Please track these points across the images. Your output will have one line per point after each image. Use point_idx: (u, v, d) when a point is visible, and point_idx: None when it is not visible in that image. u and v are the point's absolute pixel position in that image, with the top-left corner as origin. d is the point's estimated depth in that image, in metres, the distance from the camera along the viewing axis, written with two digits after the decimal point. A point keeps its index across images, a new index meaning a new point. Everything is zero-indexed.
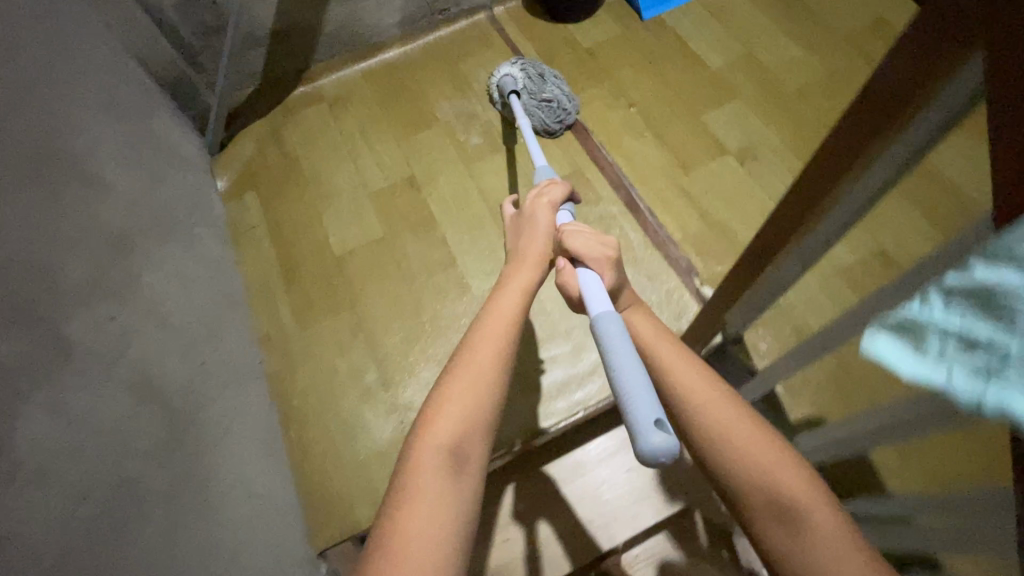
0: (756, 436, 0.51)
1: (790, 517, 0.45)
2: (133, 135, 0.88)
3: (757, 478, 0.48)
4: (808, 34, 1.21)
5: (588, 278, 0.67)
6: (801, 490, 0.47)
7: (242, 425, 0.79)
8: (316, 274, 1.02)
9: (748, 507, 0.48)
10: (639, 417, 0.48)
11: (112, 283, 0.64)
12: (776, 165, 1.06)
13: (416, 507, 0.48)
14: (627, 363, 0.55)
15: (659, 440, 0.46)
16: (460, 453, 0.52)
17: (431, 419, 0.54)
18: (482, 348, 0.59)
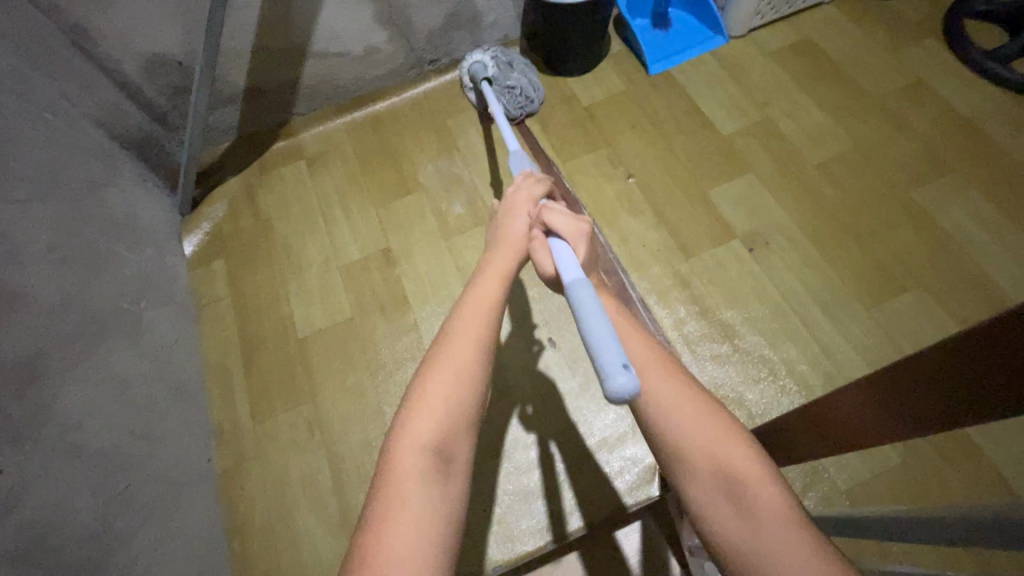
0: (702, 410, 0.47)
1: (745, 501, 0.42)
2: (80, 215, 0.82)
3: (710, 458, 0.44)
4: (834, 97, 1.08)
5: (561, 248, 0.59)
6: (750, 467, 0.43)
7: (174, 549, 0.72)
8: (277, 357, 0.95)
9: (694, 488, 0.45)
10: (602, 355, 0.43)
11: (13, 418, 0.57)
12: (789, 253, 0.94)
13: (397, 522, 0.40)
14: (587, 307, 0.49)
15: (625, 379, 0.41)
16: (442, 452, 0.45)
17: (409, 415, 0.46)
18: (468, 330, 0.50)
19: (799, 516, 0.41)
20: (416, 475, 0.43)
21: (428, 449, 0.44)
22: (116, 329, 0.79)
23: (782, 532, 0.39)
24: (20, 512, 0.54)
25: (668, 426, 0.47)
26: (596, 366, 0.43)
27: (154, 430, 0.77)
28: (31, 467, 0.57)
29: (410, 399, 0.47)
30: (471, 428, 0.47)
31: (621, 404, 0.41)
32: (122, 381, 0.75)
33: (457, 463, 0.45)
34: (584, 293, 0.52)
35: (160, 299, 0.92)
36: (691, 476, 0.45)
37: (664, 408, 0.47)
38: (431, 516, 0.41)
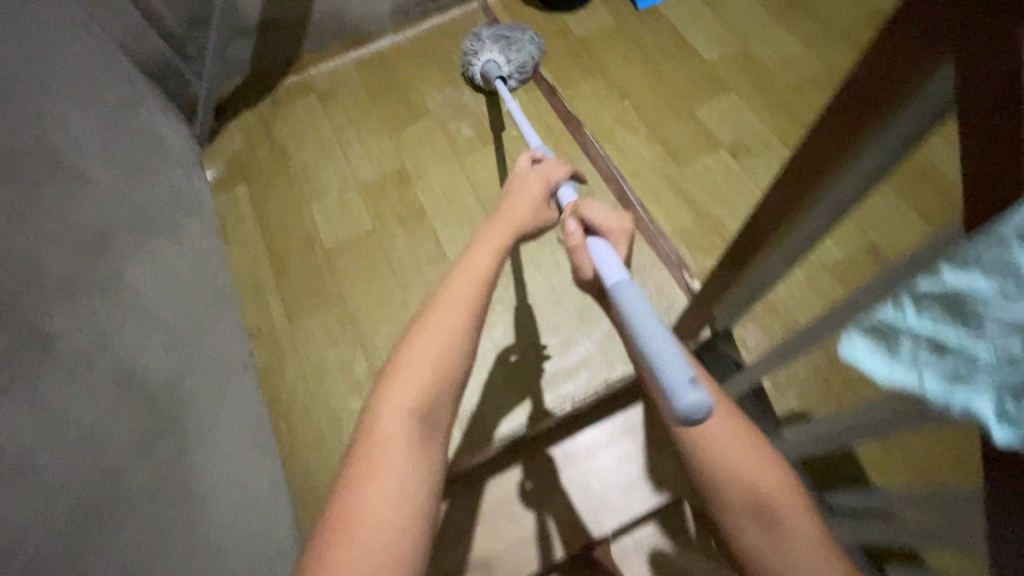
0: (747, 446, 0.50)
1: (774, 526, 0.46)
2: (118, 124, 0.87)
3: (744, 484, 0.48)
4: (804, 27, 1.19)
5: (598, 248, 0.57)
6: (785, 498, 0.47)
7: (233, 417, 0.79)
8: (305, 266, 1.02)
9: (731, 511, 0.49)
10: (665, 371, 0.40)
11: (97, 275, 0.63)
12: (767, 160, 1.05)
13: (378, 481, 0.48)
14: (639, 313, 0.46)
15: (696, 395, 0.38)
16: (425, 419, 0.53)
17: (394, 383, 0.54)
18: (452, 310, 0.57)
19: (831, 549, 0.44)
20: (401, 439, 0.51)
21: (413, 417, 0.52)
22: (162, 228, 0.84)
23: (808, 559, 0.44)
24: (113, 352, 0.61)
25: (712, 462, 0.50)
26: (664, 383, 0.40)
27: (204, 319, 0.84)
28: (115, 319, 0.63)
29: (395, 372, 0.54)
30: (450, 397, 0.55)
31: (694, 425, 0.38)
32: (172, 270, 0.81)
33: (439, 430, 0.53)
34: (629, 297, 0.48)
35: (193, 213, 0.98)
36: (730, 503, 0.49)
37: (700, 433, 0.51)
38: (411, 477, 0.49)
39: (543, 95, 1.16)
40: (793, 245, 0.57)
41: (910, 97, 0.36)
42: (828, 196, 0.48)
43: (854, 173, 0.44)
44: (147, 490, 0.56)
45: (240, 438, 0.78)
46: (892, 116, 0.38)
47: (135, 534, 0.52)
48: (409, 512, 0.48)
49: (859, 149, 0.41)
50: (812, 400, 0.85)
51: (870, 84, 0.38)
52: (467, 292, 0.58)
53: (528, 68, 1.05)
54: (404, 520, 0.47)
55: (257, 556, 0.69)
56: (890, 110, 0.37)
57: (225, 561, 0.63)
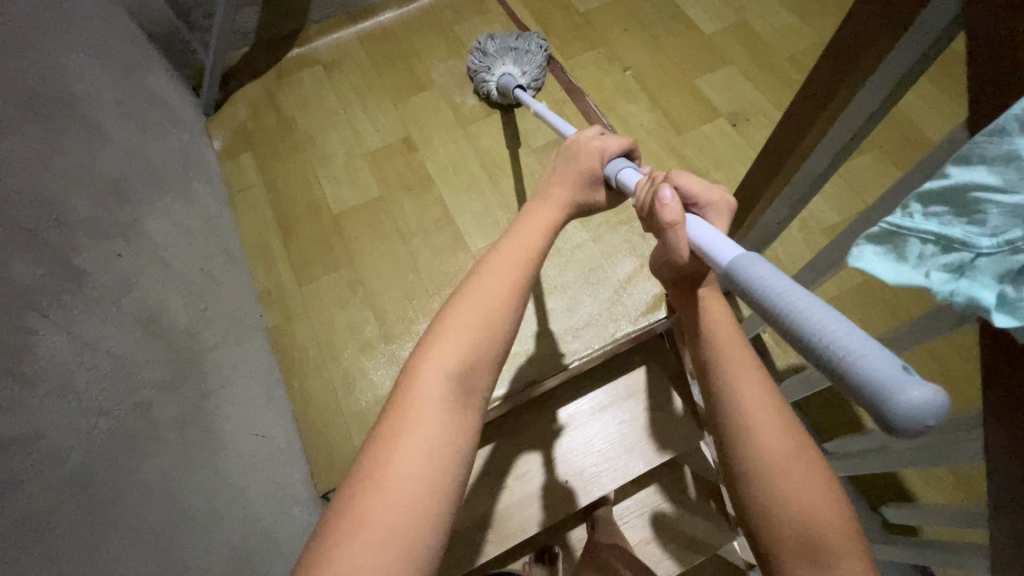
0: (813, 477, 0.43)
1: (824, 564, 0.40)
2: (128, 85, 0.87)
3: (802, 519, 0.41)
4: (800, 2, 1.22)
5: (704, 227, 0.48)
6: (845, 543, 0.40)
7: (248, 371, 0.80)
8: (314, 232, 1.03)
9: (775, 544, 0.42)
10: (868, 363, 0.28)
11: (117, 221, 0.64)
12: (766, 129, 1.08)
13: (409, 440, 0.47)
14: (778, 282, 0.36)
15: (920, 389, 0.27)
16: (463, 384, 0.52)
17: (434, 346, 0.53)
18: (498, 282, 0.57)
19: None
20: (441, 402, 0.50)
21: (451, 381, 0.51)
22: (173, 186, 0.85)
23: None
24: (136, 293, 0.62)
25: (768, 486, 0.43)
26: (853, 375, 0.29)
27: (217, 276, 0.85)
28: (137, 263, 0.64)
29: (437, 336, 0.54)
30: (490, 368, 0.54)
31: (910, 432, 0.27)
32: (185, 228, 0.82)
33: (475, 397, 0.52)
34: (765, 271, 0.38)
35: (202, 177, 0.98)
36: (775, 535, 0.42)
37: (759, 445, 0.44)
38: (445, 440, 0.48)
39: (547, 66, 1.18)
40: (792, 195, 0.61)
41: (901, 34, 0.41)
42: (821, 141, 0.53)
43: (849, 117, 0.49)
44: (174, 426, 0.57)
45: (255, 391, 0.79)
46: (884, 55, 0.43)
47: (164, 463, 0.54)
48: (441, 476, 0.46)
49: (851, 88, 0.47)
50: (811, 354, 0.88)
51: (868, 25, 0.43)
52: (512, 266, 0.59)
53: (538, 79, 1.10)
54: (436, 482, 0.46)
55: (274, 502, 0.71)
56: (881, 47, 0.43)
57: (246, 501, 0.65)
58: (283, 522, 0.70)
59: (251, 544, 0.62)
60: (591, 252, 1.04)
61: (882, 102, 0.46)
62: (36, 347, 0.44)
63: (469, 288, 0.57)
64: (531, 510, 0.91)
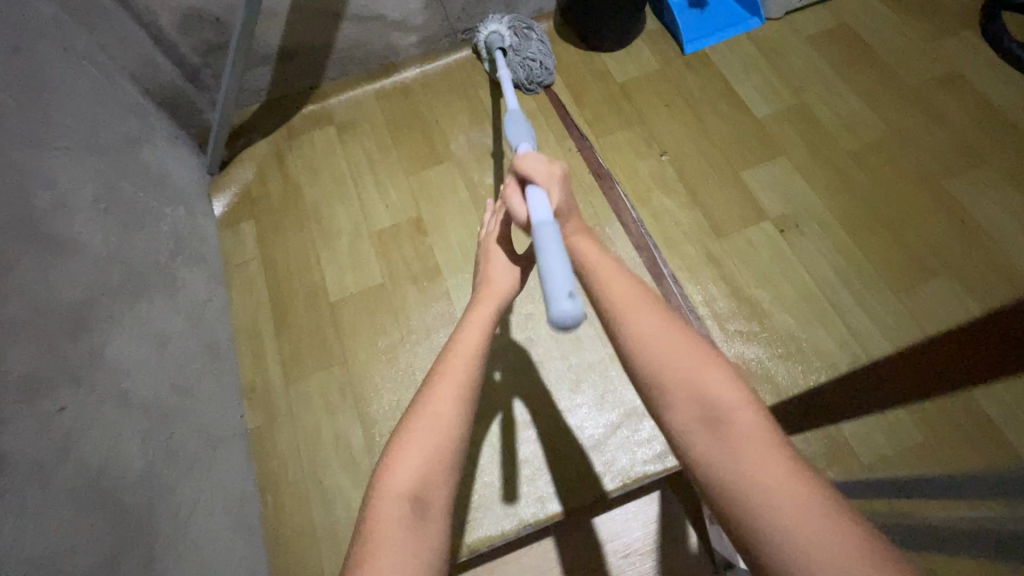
0: (679, 342, 0.47)
1: (720, 426, 0.41)
2: (118, 168, 0.81)
3: (682, 377, 0.44)
4: (869, 85, 1.08)
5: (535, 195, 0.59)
6: (727, 394, 0.43)
7: (215, 500, 0.73)
8: (308, 320, 0.96)
9: (666, 415, 0.44)
10: (551, 284, 0.46)
11: (69, 363, 0.58)
12: (819, 237, 0.95)
13: (379, 574, 0.42)
14: (546, 243, 0.51)
15: (568, 305, 0.44)
16: (418, 506, 0.47)
17: (388, 469, 0.49)
18: (448, 381, 0.54)
19: (786, 449, 0.39)
20: (398, 524, 0.45)
21: (405, 498, 0.47)
22: (155, 282, 0.79)
23: (760, 457, 0.38)
24: (78, 453, 0.55)
25: (641, 354, 0.47)
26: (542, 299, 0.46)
27: (193, 383, 0.78)
28: (88, 411, 0.58)
29: (389, 452, 0.50)
30: (448, 473, 0.49)
31: (564, 329, 0.44)
32: (162, 333, 0.76)
33: (434, 513, 0.47)
34: (548, 233, 0.53)
35: (194, 258, 0.92)
36: (661, 401, 0.45)
37: (635, 334, 0.48)
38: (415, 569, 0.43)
39: (575, 144, 1.07)
40: None
41: None
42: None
43: None
44: None
45: (220, 524, 0.72)
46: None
47: None
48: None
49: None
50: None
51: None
52: (464, 364, 0.55)
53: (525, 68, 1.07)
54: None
55: None
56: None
57: None
58: None
59: None
60: (608, 368, 0.94)
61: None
62: None
63: (423, 395, 0.53)
64: None
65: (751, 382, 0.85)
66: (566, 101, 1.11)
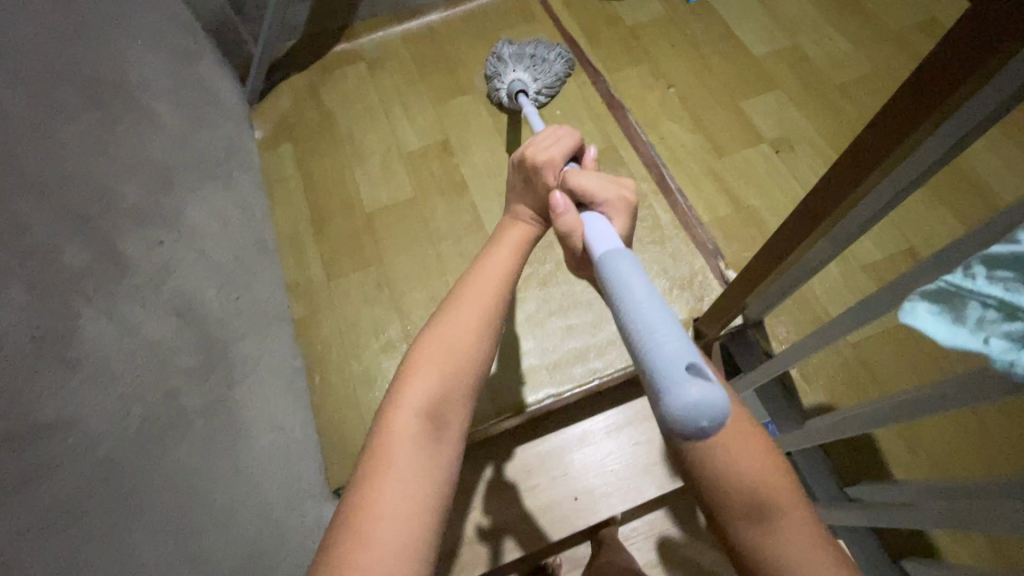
0: (743, 440, 0.51)
1: (768, 521, 0.49)
2: (181, 72, 0.90)
3: (743, 479, 0.50)
4: (856, 29, 1.19)
5: (601, 220, 0.60)
6: (780, 495, 0.50)
7: (273, 362, 0.81)
8: (345, 227, 1.04)
9: (726, 505, 0.51)
10: (658, 357, 0.36)
11: (161, 208, 0.66)
12: (809, 157, 1.05)
13: (394, 468, 0.54)
14: (638, 293, 0.42)
15: (691, 389, 0.34)
16: (434, 416, 0.58)
17: (408, 383, 0.60)
18: (463, 315, 0.63)
19: (820, 536, 0.48)
20: (413, 433, 0.56)
21: (421, 414, 0.58)
22: (216, 174, 0.87)
23: (802, 545, 0.47)
24: (173, 281, 0.63)
25: (714, 455, 0.50)
26: (653, 382, 0.36)
27: (249, 265, 0.87)
28: (178, 252, 0.66)
29: (408, 374, 0.61)
30: (458, 397, 0.60)
31: (683, 422, 0.34)
32: (224, 216, 0.84)
33: (447, 426, 0.59)
34: (625, 267, 0.47)
35: (243, 168, 1.00)
36: (722, 496, 0.51)
37: None
38: (423, 469, 0.55)
39: (589, 78, 1.17)
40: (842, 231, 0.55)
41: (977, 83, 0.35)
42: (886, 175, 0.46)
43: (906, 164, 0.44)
44: (202, 414, 0.59)
45: (278, 382, 0.80)
46: (967, 88, 0.36)
47: (192, 450, 0.55)
48: (423, 504, 0.53)
49: (934, 122, 0.39)
50: (816, 364, 0.87)
51: (947, 63, 0.37)
52: (479, 303, 0.65)
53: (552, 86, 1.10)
54: (419, 510, 0.52)
55: (287, 494, 0.71)
56: (962, 90, 0.36)
57: (261, 496, 0.65)
58: (295, 515, 0.71)
59: (264, 536, 0.63)
60: None
61: (960, 138, 0.40)
62: (78, 330, 0.45)
63: (442, 324, 0.63)
64: (531, 522, 0.91)
65: None
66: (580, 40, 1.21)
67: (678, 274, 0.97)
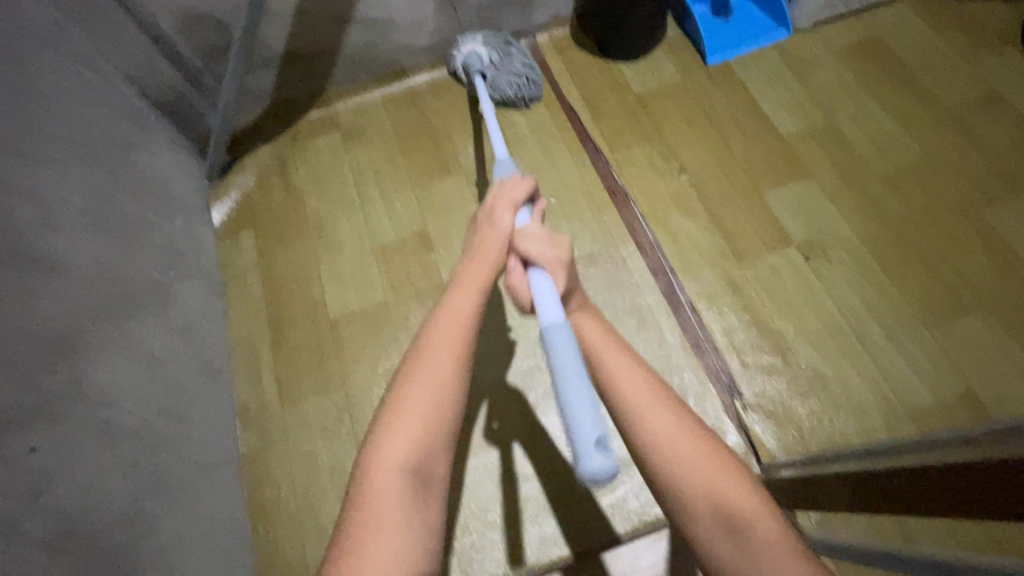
0: (697, 447, 0.49)
1: (740, 532, 0.45)
2: (110, 178, 0.77)
3: (705, 487, 0.47)
4: (904, 103, 1.03)
5: (544, 283, 0.57)
6: (745, 501, 0.46)
7: (203, 535, 0.69)
8: (306, 337, 0.92)
9: (691, 515, 0.47)
10: (579, 436, 0.45)
11: (48, 397, 0.54)
12: (847, 266, 0.90)
13: (378, 543, 0.44)
14: (566, 367, 0.51)
15: (599, 464, 0.43)
16: (421, 473, 0.47)
17: (384, 438, 0.48)
18: (441, 349, 0.51)
19: (796, 547, 0.44)
20: (394, 497, 0.45)
21: (403, 472, 0.47)
22: (147, 300, 0.75)
23: (782, 558, 0.43)
24: (48, 500, 0.50)
25: (664, 463, 0.49)
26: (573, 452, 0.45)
27: (183, 408, 0.74)
28: (65, 450, 0.54)
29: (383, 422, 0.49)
30: (447, 445, 0.49)
31: (597, 485, 0.44)
32: (153, 355, 0.72)
33: (436, 483, 0.47)
34: (562, 341, 0.52)
35: (190, 272, 0.88)
36: (689, 507, 0.47)
37: (654, 439, 0.50)
38: (412, 543, 0.44)
39: (590, 159, 1.02)
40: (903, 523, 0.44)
41: None
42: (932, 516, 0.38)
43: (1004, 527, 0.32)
44: None
45: (208, 562, 0.68)
46: None
47: None
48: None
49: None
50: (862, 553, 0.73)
51: None
52: (455, 332, 0.53)
53: (510, 77, 1.02)
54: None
55: None
56: None
57: None
58: None
59: None
60: None
61: None
62: None
63: (415, 362, 0.51)
64: None
65: (772, 420, 0.81)
66: (582, 113, 1.06)
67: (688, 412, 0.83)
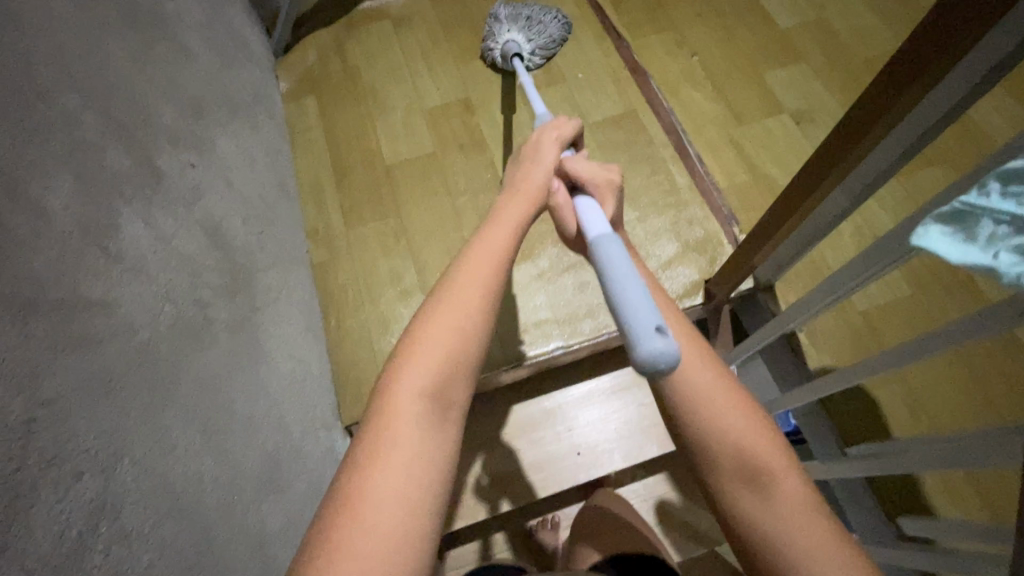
0: (734, 406, 0.51)
1: (763, 488, 0.48)
2: (212, 13, 0.91)
3: (737, 449, 0.49)
4: (887, 5, 1.17)
5: (590, 205, 0.63)
6: (774, 460, 0.49)
7: (292, 298, 0.83)
8: (364, 178, 1.06)
9: (716, 472, 0.50)
10: (634, 320, 0.43)
11: (192, 135, 0.68)
12: (830, 128, 1.05)
13: (392, 463, 0.44)
14: (616, 269, 0.50)
15: (660, 343, 0.41)
16: (440, 399, 0.48)
17: (405, 360, 0.49)
18: (469, 284, 0.52)
19: (813, 506, 0.47)
20: (413, 420, 0.46)
21: (424, 398, 0.47)
22: (243, 114, 0.89)
23: (797, 517, 0.46)
24: (201, 204, 0.65)
25: (697, 422, 0.51)
26: (629, 331, 0.43)
27: (272, 205, 0.88)
28: (206, 178, 0.68)
29: (406, 349, 0.49)
30: (468, 378, 0.50)
31: (655, 369, 0.41)
32: (250, 155, 0.86)
33: (454, 410, 0.48)
34: (613, 249, 0.52)
35: (268, 113, 1.02)
36: (715, 463, 0.50)
37: (691, 394, 0.51)
38: (423, 466, 0.45)
39: (612, 43, 1.17)
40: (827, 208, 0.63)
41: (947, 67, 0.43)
42: (926, 92, 0.45)
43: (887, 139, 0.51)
44: (228, 328, 0.61)
45: (296, 317, 0.82)
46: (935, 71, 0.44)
47: (217, 358, 0.57)
48: (420, 506, 0.43)
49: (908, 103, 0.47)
50: (823, 328, 0.89)
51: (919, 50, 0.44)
52: (485, 265, 0.54)
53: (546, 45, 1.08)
54: (423, 513, 0.43)
55: (303, 419, 0.73)
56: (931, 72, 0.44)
57: (281, 415, 0.67)
58: (310, 440, 0.73)
59: (282, 453, 0.65)
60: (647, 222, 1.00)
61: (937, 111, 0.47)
62: (117, 226, 0.47)
63: (446, 289, 0.52)
64: (533, 477, 0.94)
65: None
66: (605, 7, 1.21)
67: (692, 235, 0.98)
